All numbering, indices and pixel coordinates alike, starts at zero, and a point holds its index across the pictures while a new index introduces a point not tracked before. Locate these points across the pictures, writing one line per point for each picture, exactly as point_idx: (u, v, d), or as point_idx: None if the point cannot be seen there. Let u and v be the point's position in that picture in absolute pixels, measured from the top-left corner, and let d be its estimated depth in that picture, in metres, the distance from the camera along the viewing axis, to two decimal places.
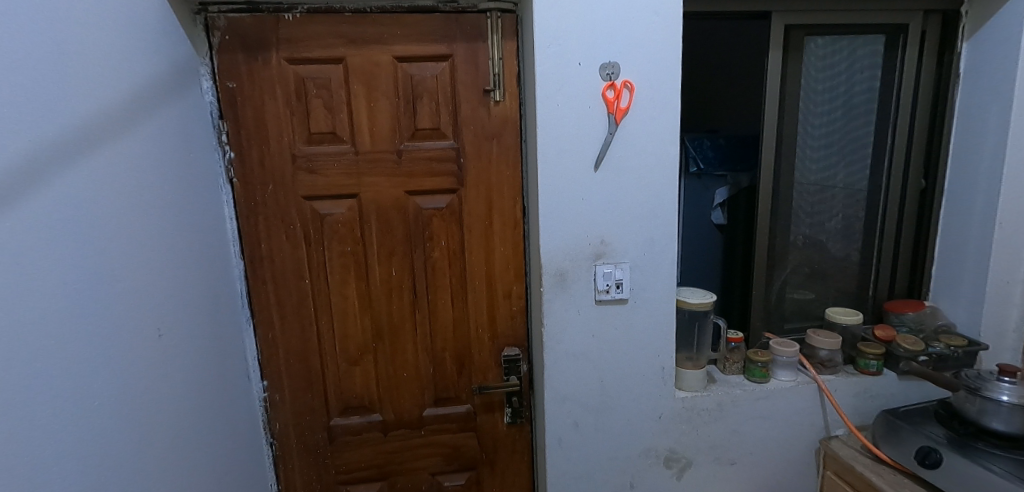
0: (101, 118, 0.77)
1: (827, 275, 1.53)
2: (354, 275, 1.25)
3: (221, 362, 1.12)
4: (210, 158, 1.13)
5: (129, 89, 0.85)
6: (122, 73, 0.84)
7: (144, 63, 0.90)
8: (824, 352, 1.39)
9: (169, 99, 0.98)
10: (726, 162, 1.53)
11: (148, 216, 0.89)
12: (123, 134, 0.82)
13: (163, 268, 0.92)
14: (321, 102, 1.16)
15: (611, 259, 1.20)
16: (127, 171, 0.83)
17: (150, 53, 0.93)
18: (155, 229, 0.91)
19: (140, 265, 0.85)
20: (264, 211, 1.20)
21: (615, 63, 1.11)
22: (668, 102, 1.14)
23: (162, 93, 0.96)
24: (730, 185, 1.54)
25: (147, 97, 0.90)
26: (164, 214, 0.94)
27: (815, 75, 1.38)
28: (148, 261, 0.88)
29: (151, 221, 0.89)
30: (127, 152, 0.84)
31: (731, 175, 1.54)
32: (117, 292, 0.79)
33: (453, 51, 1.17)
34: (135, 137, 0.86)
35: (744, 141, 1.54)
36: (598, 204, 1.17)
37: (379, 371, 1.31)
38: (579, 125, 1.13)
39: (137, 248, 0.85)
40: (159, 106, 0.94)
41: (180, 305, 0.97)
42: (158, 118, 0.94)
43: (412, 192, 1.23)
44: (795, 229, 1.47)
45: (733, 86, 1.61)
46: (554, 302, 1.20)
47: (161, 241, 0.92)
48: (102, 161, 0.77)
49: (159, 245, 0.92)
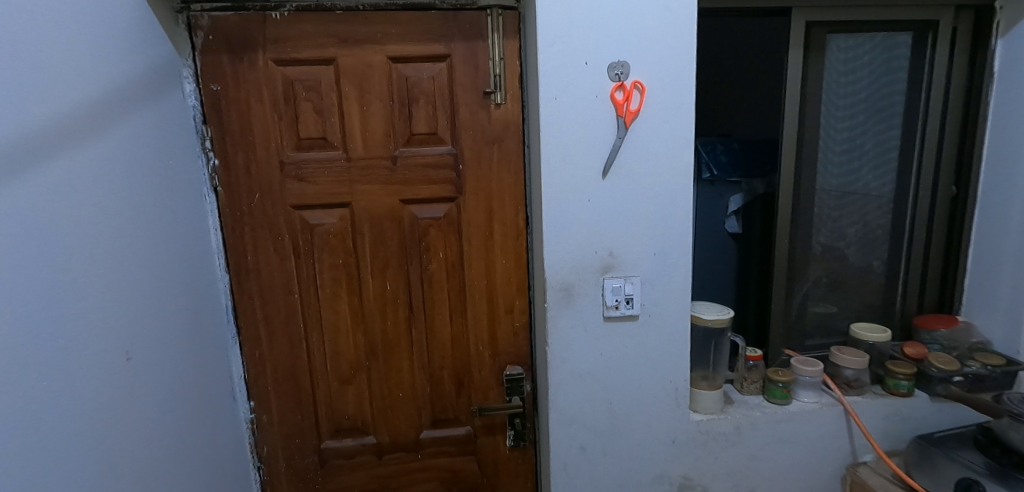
0: (64, 121, 0.70)
1: (850, 288, 1.44)
2: (346, 289, 1.18)
3: (203, 383, 1.05)
4: (191, 166, 1.06)
5: (98, 91, 0.78)
6: (89, 72, 0.76)
7: (114, 60, 0.83)
8: (849, 372, 1.29)
9: (143, 100, 0.91)
10: (740, 168, 1.45)
11: (118, 228, 0.81)
12: (90, 139, 0.76)
13: (134, 284, 0.84)
14: (310, 106, 1.09)
15: (620, 272, 1.12)
16: (95, 179, 0.77)
17: (122, 49, 0.86)
18: (126, 241, 0.83)
19: (109, 282, 0.78)
20: (251, 221, 1.13)
21: (625, 62, 1.03)
22: (681, 105, 1.06)
23: (135, 94, 0.88)
24: (745, 192, 1.46)
25: (117, 97, 0.82)
26: (136, 225, 0.86)
27: (838, 75, 1.30)
28: (118, 277, 0.80)
29: (122, 232, 0.82)
30: (96, 158, 0.77)
31: (746, 181, 1.46)
32: (81, 311, 0.71)
33: (451, 50, 1.10)
34: (105, 144, 0.79)
35: (758, 145, 1.46)
36: (607, 214, 1.09)
37: (373, 391, 1.23)
38: (586, 129, 1.05)
39: (109, 264, 0.78)
40: (131, 108, 0.87)
41: (154, 324, 0.89)
42: (130, 121, 0.86)
43: (407, 200, 1.15)
44: (816, 239, 1.38)
45: (744, 87, 1.52)
46: (559, 318, 1.12)
47: (132, 255, 0.85)
48: (65, 168, 0.70)
49: (130, 260, 0.84)
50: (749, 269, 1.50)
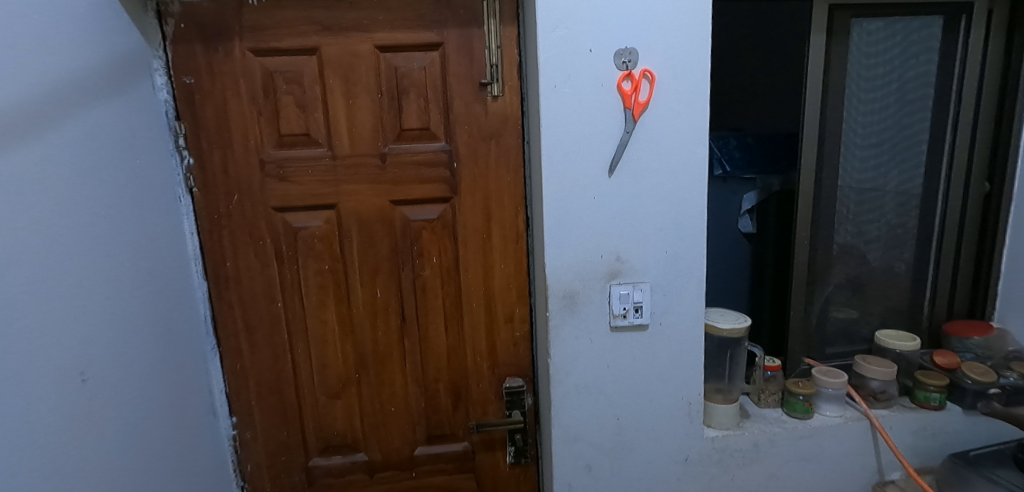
0: (15, 110, 0.62)
1: (874, 292, 1.34)
2: (333, 297, 1.10)
3: (177, 401, 0.96)
4: (163, 165, 0.98)
5: (54, 80, 0.70)
6: (40, 60, 0.68)
7: (69, 46, 0.74)
8: (876, 383, 1.20)
9: (105, 92, 0.82)
10: (755, 164, 1.37)
11: (76, 234, 0.74)
12: (45, 132, 0.68)
13: (93, 296, 0.76)
14: (292, 100, 1.01)
15: (628, 278, 1.03)
16: (50, 179, 0.69)
17: (79, 35, 0.77)
18: (84, 248, 0.75)
19: (66, 296, 0.70)
20: (229, 224, 1.05)
21: (633, 49, 0.94)
22: (694, 95, 0.97)
23: (95, 84, 0.80)
24: (759, 189, 1.38)
25: (72, 88, 0.74)
26: (96, 231, 0.78)
27: (863, 63, 1.20)
28: (76, 288, 0.73)
29: (80, 239, 0.74)
30: (51, 155, 0.69)
31: (760, 178, 1.38)
32: (30, 330, 0.63)
33: (444, 38, 1.01)
34: (61, 141, 0.71)
35: (774, 139, 1.39)
36: (614, 215, 1.00)
37: (364, 405, 1.15)
38: (591, 122, 0.96)
39: (66, 273, 0.71)
40: (90, 100, 0.78)
41: (117, 339, 0.81)
42: (87, 115, 0.77)
43: (398, 201, 1.07)
44: (839, 240, 1.29)
45: (757, 76, 1.39)
46: (562, 328, 1.03)
47: (92, 264, 0.77)
48: (16, 163, 0.62)
49: (90, 270, 0.76)
50: (764, 272, 1.41)
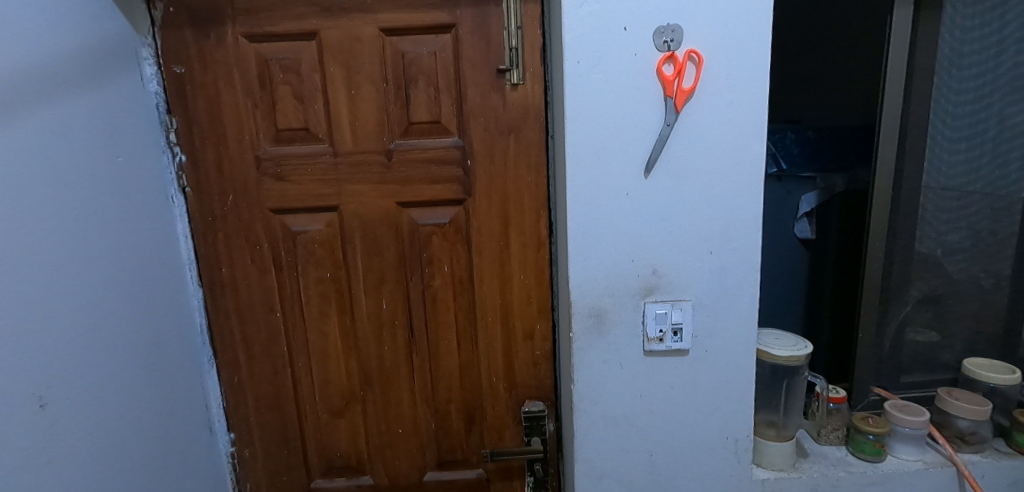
0: None
1: (966, 313, 1.12)
2: (335, 307, 1.00)
3: (167, 419, 0.89)
4: (154, 162, 0.90)
5: (22, 68, 0.62)
6: (3, 37, 0.60)
7: (40, 29, 0.66)
8: (965, 423, 1.01)
9: (87, 82, 0.75)
10: (816, 161, 1.21)
11: (46, 242, 0.66)
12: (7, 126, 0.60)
13: (69, 309, 0.69)
14: (289, 91, 0.92)
15: (665, 295, 0.89)
16: (13, 178, 0.61)
17: (51, 11, 0.68)
18: (58, 257, 0.68)
19: (29, 309, 0.62)
20: (225, 228, 0.97)
21: (676, 26, 0.79)
22: (750, 81, 0.82)
23: (73, 72, 0.72)
24: (821, 190, 1.21)
25: (40, 74, 0.65)
26: (73, 236, 0.70)
27: (959, 39, 1.00)
28: (46, 300, 0.65)
29: (51, 246, 0.66)
30: (16, 153, 0.61)
31: (822, 177, 1.21)
32: None
33: (457, 18, 0.89)
34: (29, 137, 0.63)
35: (840, 132, 1.19)
36: (652, 222, 0.86)
37: (369, 425, 1.06)
38: (625, 113, 0.82)
39: (31, 285, 0.63)
40: (66, 89, 0.70)
41: (96, 354, 0.74)
42: (60, 106, 0.69)
43: (406, 203, 0.96)
44: (922, 252, 1.08)
45: (824, 64, 1.19)
46: (588, 351, 0.90)
47: (68, 273, 0.69)
48: None
49: (64, 280, 0.68)
50: (823, 285, 1.24)
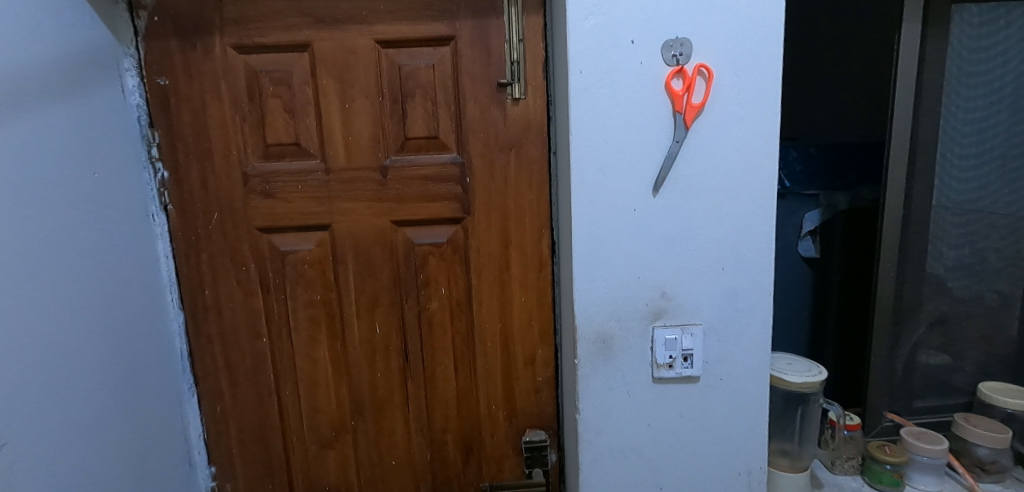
0: None
1: (980, 335, 1.08)
2: (325, 332, 0.95)
3: (143, 453, 0.82)
4: (134, 178, 0.85)
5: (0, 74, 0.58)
6: None
7: (20, 33, 0.62)
8: (985, 452, 0.97)
9: (67, 92, 0.70)
10: (818, 179, 1.16)
11: (21, 262, 0.60)
12: None
13: (41, 336, 0.63)
14: (279, 104, 0.87)
15: (674, 320, 0.84)
16: None
17: (29, 14, 0.64)
18: (33, 278, 0.62)
19: None
20: (209, 248, 0.91)
21: (685, 39, 0.76)
22: (761, 96, 0.78)
23: (53, 80, 0.67)
24: (824, 208, 1.16)
25: (15, 78, 0.60)
26: (48, 256, 0.65)
27: (967, 56, 0.98)
28: (17, 326, 0.59)
29: (25, 266, 0.61)
30: None
31: (825, 195, 1.15)
32: None
33: (456, 30, 0.86)
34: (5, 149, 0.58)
35: (841, 151, 1.16)
36: (660, 242, 0.82)
37: (360, 457, 0.99)
38: (632, 129, 0.78)
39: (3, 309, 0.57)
40: (43, 98, 0.65)
41: (67, 385, 0.67)
42: (38, 116, 0.64)
43: (401, 222, 0.91)
44: (934, 272, 1.05)
45: (828, 81, 1.18)
46: (594, 378, 0.85)
47: (42, 296, 0.63)
48: None
49: (36, 304, 0.62)
50: (827, 308, 1.21)
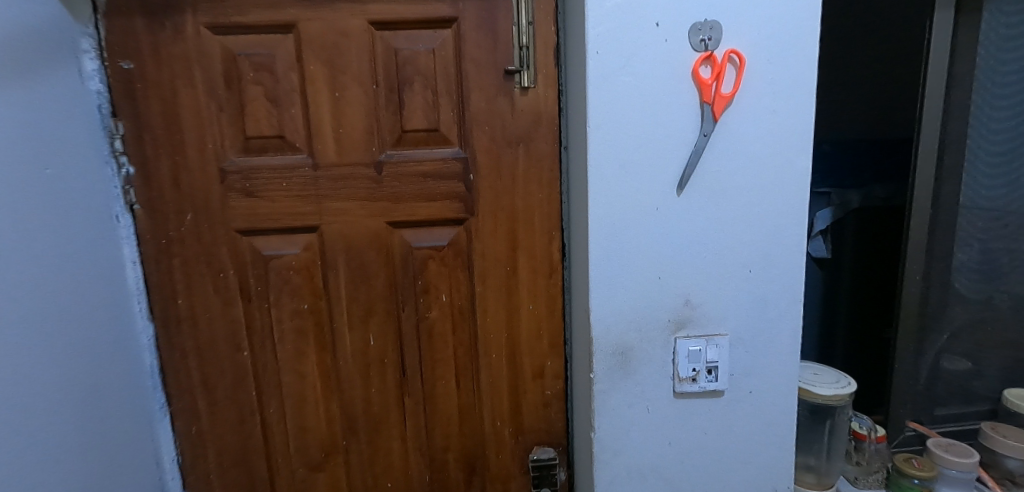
0: None
1: (1005, 340, 1.04)
2: (314, 344, 0.86)
3: (111, 484, 0.73)
4: (96, 174, 0.75)
5: None
6: None
7: None
8: (1015, 464, 0.93)
9: (18, 75, 0.60)
10: (831, 175, 1.09)
11: None
12: None
13: None
14: (261, 92, 0.78)
15: (699, 330, 0.78)
16: None
17: None
18: None
19: None
20: (182, 252, 0.82)
21: (714, 22, 0.69)
22: (797, 86, 0.71)
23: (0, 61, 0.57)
24: (836, 207, 1.09)
25: None
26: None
27: (999, 48, 0.93)
28: None
29: None
30: None
31: (837, 193, 1.09)
32: None
33: (459, 11, 0.77)
34: None
35: (856, 148, 1.07)
36: (685, 246, 0.75)
37: (353, 479, 0.91)
38: (656, 122, 0.71)
39: None
40: None
41: (25, 414, 0.58)
42: None
43: (398, 224, 0.83)
44: (960, 274, 1.00)
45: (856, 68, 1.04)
46: (612, 394, 0.78)
47: None
48: None
49: None
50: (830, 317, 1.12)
